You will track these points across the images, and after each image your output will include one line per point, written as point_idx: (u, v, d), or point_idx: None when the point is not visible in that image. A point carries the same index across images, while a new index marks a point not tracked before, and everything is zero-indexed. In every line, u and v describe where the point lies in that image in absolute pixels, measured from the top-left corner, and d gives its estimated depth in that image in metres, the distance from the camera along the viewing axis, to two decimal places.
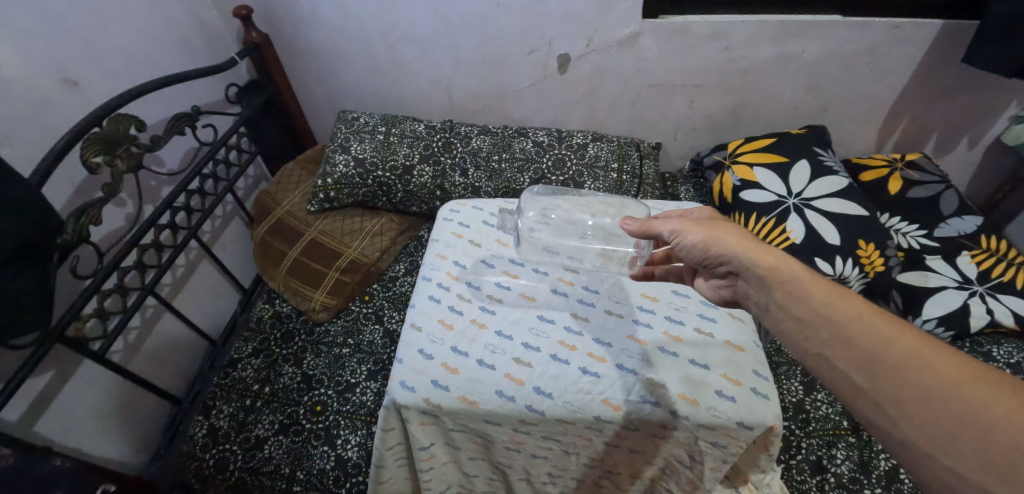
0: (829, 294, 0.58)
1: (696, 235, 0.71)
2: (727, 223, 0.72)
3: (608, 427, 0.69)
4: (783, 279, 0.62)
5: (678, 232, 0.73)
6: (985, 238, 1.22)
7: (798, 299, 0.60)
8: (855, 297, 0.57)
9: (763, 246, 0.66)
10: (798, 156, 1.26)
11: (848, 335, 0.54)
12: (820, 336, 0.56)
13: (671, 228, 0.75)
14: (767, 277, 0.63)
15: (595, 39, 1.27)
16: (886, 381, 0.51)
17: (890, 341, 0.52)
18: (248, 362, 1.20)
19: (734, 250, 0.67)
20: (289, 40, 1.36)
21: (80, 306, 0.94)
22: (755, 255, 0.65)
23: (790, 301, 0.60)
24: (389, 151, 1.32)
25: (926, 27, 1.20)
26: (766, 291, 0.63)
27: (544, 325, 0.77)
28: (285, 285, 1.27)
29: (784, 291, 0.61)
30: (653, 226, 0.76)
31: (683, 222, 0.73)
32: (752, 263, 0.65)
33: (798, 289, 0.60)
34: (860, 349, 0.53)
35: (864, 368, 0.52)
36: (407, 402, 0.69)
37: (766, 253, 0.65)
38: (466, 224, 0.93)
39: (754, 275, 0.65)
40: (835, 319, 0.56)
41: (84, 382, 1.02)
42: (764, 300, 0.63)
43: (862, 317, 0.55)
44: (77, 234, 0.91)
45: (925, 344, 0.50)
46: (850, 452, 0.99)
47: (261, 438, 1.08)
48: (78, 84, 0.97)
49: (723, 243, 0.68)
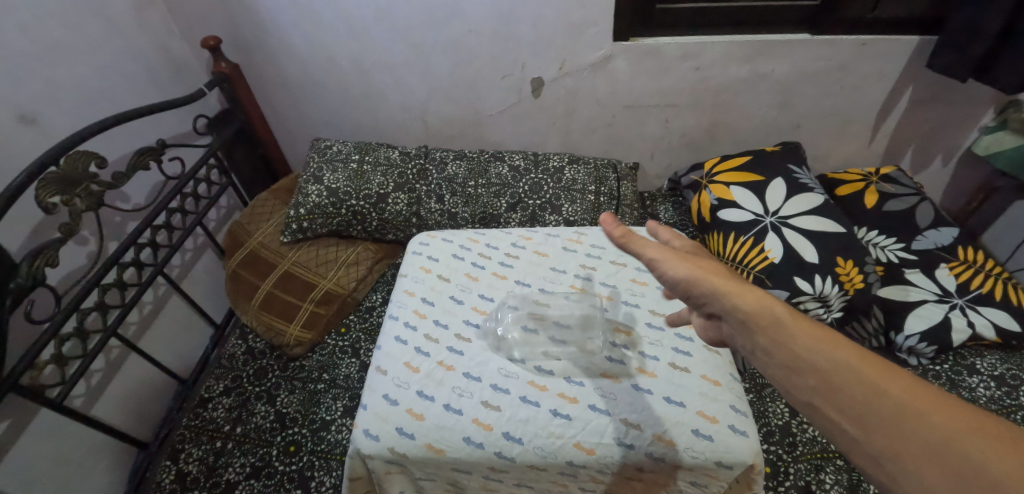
0: (811, 335, 0.50)
1: (684, 270, 0.61)
2: (708, 259, 0.63)
3: (582, 471, 0.67)
4: (766, 320, 0.53)
5: (660, 265, 0.62)
6: (962, 250, 1.23)
7: (779, 342, 0.51)
8: (841, 340, 0.48)
9: (744, 285, 0.57)
10: (772, 175, 1.26)
11: (835, 382, 0.46)
12: (808, 383, 0.48)
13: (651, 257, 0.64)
14: (749, 320, 0.54)
15: (568, 63, 1.27)
16: (884, 439, 0.43)
17: (881, 392, 0.45)
18: (218, 401, 1.15)
19: (721, 289, 0.58)
20: (260, 69, 1.35)
21: (37, 352, 0.88)
22: (737, 295, 0.56)
23: (770, 345, 0.52)
24: (363, 180, 1.30)
25: (892, 43, 1.22)
26: (749, 336, 0.54)
27: (514, 365, 0.74)
28: (258, 320, 1.21)
29: (767, 336, 0.52)
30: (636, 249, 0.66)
31: (664, 252, 0.63)
32: (735, 305, 0.56)
33: (779, 329, 0.51)
34: (850, 400, 0.45)
35: (859, 422, 0.44)
36: (372, 451, 0.66)
37: (748, 293, 0.56)
38: (435, 258, 0.91)
39: (737, 319, 0.56)
40: (823, 365, 0.48)
41: (42, 434, 0.96)
42: (748, 347, 0.54)
43: (847, 364, 0.47)
44: (31, 276, 0.85)
45: (921, 395, 0.44)
46: (839, 476, 0.97)
47: (231, 483, 1.03)
48: (35, 122, 0.93)
49: (705, 281, 0.59)
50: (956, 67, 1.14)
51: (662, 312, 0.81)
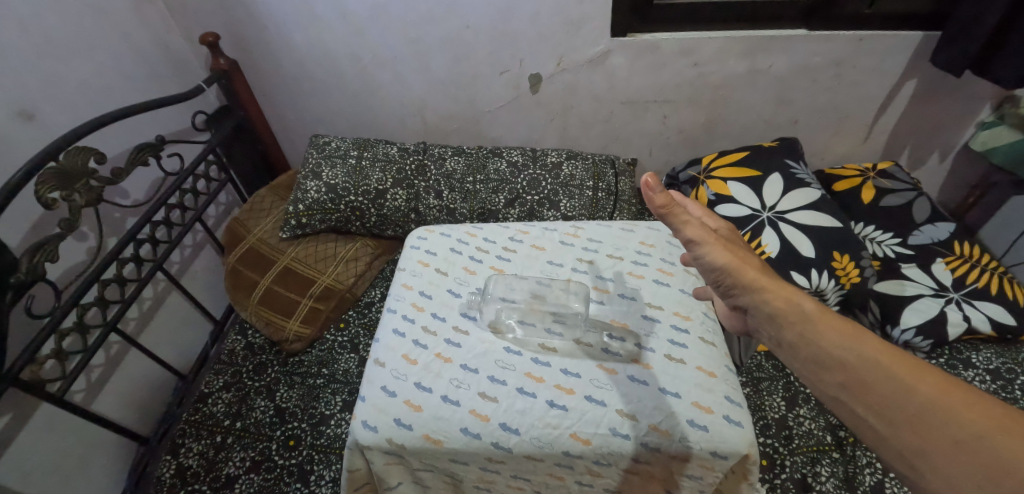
0: (839, 331, 0.51)
1: (724, 257, 0.62)
2: (746, 252, 0.64)
3: (578, 462, 0.67)
4: (794, 317, 0.54)
5: (703, 249, 0.63)
6: (957, 244, 1.24)
7: (807, 339, 0.52)
8: (867, 335, 0.49)
9: (776, 279, 0.59)
10: (770, 169, 1.27)
11: (863, 378, 0.47)
12: (834, 378, 0.49)
13: (692, 238, 0.64)
14: (777, 314, 0.56)
15: (566, 59, 1.27)
16: (910, 433, 0.44)
17: (909, 387, 0.45)
18: (219, 396, 1.16)
19: (755, 280, 0.59)
20: (258, 65, 1.35)
21: (38, 346, 0.88)
22: (769, 288, 0.58)
23: (799, 342, 0.53)
24: (361, 176, 1.30)
25: (889, 39, 1.22)
26: (776, 329, 0.56)
27: (511, 357, 0.74)
28: (257, 315, 1.22)
29: (794, 331, 0.54)
30: (678, 222, 0.64)
31: (707, 235, 0.63)
32: (765, 297, 0.58)
33: (808, 328, 0.53)
34: (878, 395, 0.46)
35: (886, 415, 0.45)
36: (370, 442, 0.67)
37: (779, 287, 0.58)
38: (433, 252, 0.91)
39: (765, 312, 0.58)
40: (849, 359, 0.49)
41: (43, 428, 0.96)
42: (774, 339, 0.56)
43: (878, 360, 0.48)
44: (31, 272, 0.85)
45: (949, 390, 0.44)
46: (835, 468, 0.98)
47: (231, 477, 1.04)
48: (34, 117, 0.94)
49: (741, 272, 0.61)
50: (954, 61, 1.14)
51: (658, 304, 0.81)
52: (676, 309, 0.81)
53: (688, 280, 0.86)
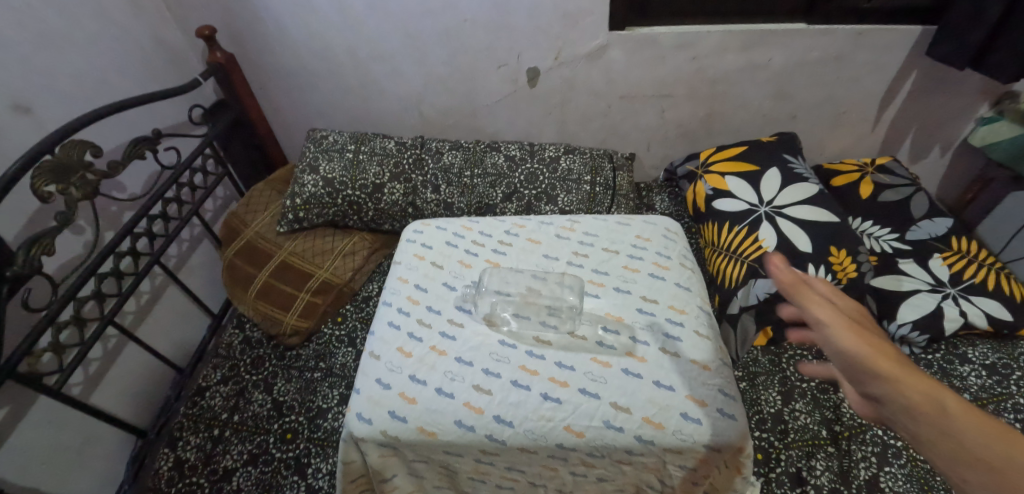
0: (993, 436, 0.42)
1: (857, 345, 0.52)
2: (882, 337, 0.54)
3: (572, 454, 0.68)
4: (936, 414, 0.45)
5: (830, 327, 0.54)
6: (955, 240, 1.23)
7: (952, 441, 0.43)
8: None
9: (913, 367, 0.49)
10: (767, 164, 1.27)
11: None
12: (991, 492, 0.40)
13: (818, 317, 0.55)
14: (913, 409, 0.46)
15: (564, 52, 1.27)
16: None
17: None
18: (216, 390, 1.16)
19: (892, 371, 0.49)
20: (255, 58, 1.35)
21: (35, 339, 0.88)
22: (907, 378, 0.48)
23: (939, 443, 0.44)
24: (358, 170, 1.30)
25: (888, 33, 1.22)
26: (912, 428, 0.46)
27: (506, 350, 0.74)
28: (255, 309, 1.22)
29: (939, 435, 0.44)
30: (800, 294, 0.57)
31: (837, 317, 0.54)
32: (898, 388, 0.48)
33: (954, 429, 0.44)
34: None
35: None
36: (364, 434, 0.67)
37: (918, 378, 0.48)
38: (428, 245, 0.91)
39: (896, 405, 0.47)
40: (1009, 472, 0.40)
41: (42, 421, 0.97)
42: (911, 440, 0.46)
43: None
44: (28, 265, 0.85)
45: None
46: (830, 462, 0.98)
47: (229, 469, 1.04)
48: (30, 111, 0.93)
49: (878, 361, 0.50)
50: (953, 54, 1.14)
51: (653, 298, 0.81)
52: (672, 303, 0.81)
53: (684, 274, 0.86)
